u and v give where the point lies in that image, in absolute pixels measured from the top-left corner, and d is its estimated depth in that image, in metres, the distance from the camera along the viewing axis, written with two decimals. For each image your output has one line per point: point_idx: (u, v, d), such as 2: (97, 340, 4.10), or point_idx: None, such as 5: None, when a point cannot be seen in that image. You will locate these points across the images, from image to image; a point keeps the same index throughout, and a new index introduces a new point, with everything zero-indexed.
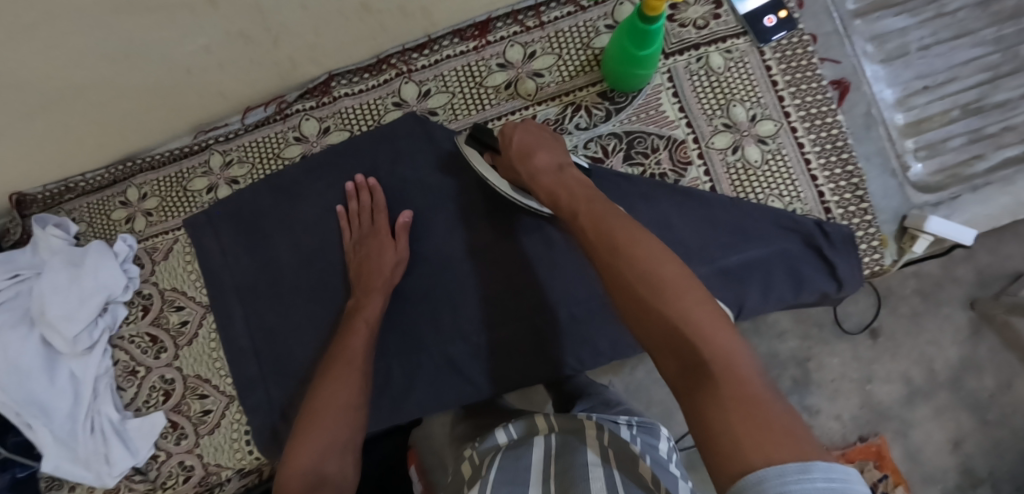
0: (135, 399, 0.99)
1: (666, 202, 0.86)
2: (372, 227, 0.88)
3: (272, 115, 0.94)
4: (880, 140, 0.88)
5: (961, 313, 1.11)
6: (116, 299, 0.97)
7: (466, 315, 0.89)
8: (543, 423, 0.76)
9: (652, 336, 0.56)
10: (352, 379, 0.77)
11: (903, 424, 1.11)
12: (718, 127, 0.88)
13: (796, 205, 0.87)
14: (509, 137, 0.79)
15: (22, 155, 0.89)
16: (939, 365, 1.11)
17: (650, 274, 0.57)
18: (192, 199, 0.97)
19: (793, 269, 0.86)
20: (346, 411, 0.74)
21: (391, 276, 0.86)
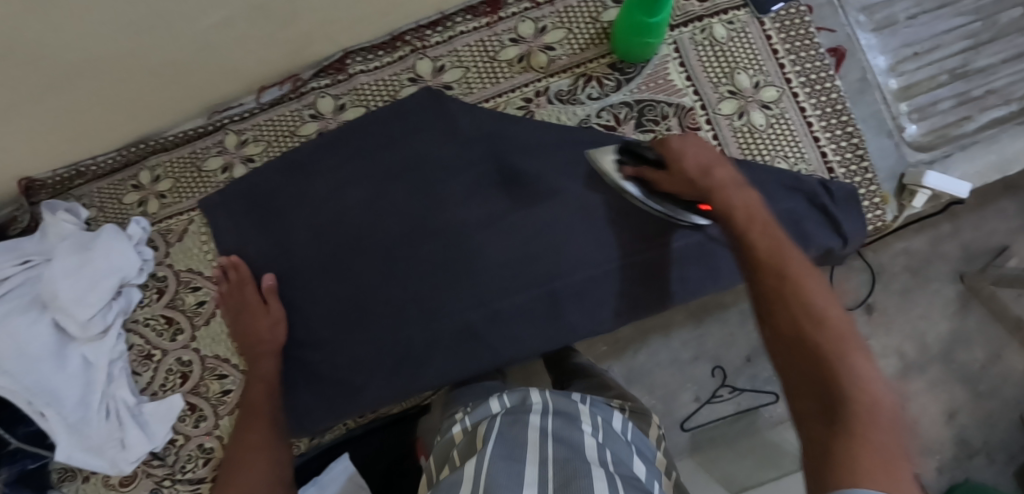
0: (151, 383, 0.98)
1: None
2: (245, 300, 0.92)
3: (287, 93, 0.95)
4: (875, 103, 0.92)
5: (950, 287, 1.19)
6: (130, 282, 0.96)
7: (485, 285, 0.90)
8: (536, 399, 0.79)
9: (800, 362, 0.59)
10: (261, 431, 0.87)
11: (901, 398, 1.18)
12: (724, 94, 0.91)
13: (800, 166, 0.91)
14: (679, 152, 0.75)
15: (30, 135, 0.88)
16: (930, 339, 1.19)
17: (821, 311, 0.60)
18: (207, 179, 0.97)
19: (799, 225, 0.89)
20: (269, 445, 0.86)
21: (274, 340, 0.90)
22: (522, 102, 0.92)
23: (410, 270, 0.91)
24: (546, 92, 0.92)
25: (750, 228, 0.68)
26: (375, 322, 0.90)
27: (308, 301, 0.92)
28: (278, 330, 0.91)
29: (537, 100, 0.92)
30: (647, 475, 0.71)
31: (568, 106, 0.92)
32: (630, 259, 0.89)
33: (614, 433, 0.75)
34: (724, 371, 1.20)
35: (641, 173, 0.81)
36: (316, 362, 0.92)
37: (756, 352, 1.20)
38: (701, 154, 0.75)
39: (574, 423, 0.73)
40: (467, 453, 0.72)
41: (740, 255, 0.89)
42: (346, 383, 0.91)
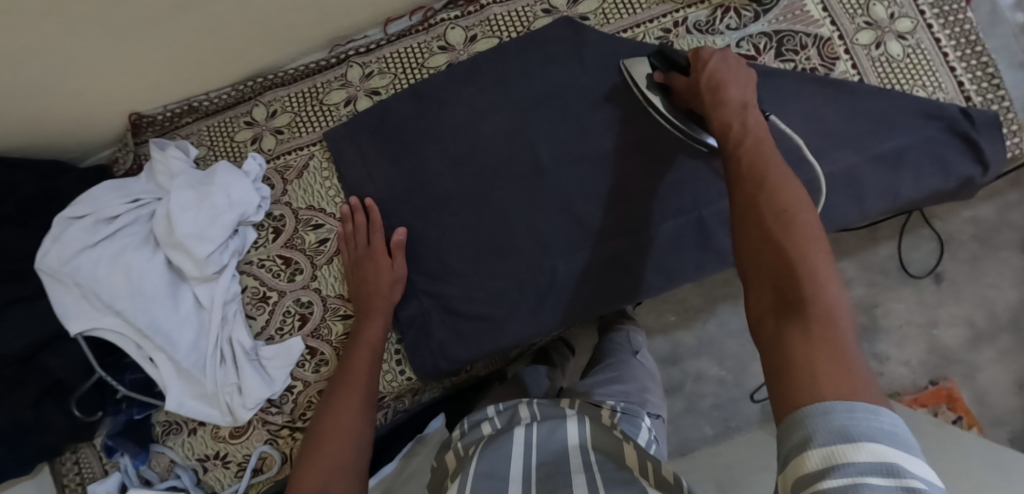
0: (266, 327, 0.92)
1: (819, 96, 0.89)
2: (367, 249, 0.88)
3: (416, 25, 0.94)
4: (1005, 36, 0.94)
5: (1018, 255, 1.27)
6: (248, 219, 0.91)
7: (631, 212, 0.87)
8: (525, 413, 0.81)
9: (760, 262, 0.55)
10: (357, 403, 0.79)
11: (969, 368, 1.26)
12: (861, 25, 0.91)
13: (938, 95, 0.91)
14: (701, 58, 0.74)
15: (160, 57, 0.84)
16: (1000, 307, 1.27)
17: (790, 215, 0.55)
18: (328, 113, 0.94)
19: (940, 156, 0.89)
20: (353, 429, 0.77)
21: (392, 297, 0.87)
22: (661, 33, 0.91)
23: (554, 196, 0.88)
24: (684, 23, 0.91)
25: (746, 138, 0.63)
26: (514, 254, 0.88)
27: (446, 235, 0.89)
28: (393, 289, 0.87)
29: (676, 31, 0.91)
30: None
31: (707, 36, 0.90)
32: None
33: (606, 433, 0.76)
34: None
35: (670, 79, 0.80)
36: (450, 297, 0.89)
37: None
38: (726, 76, 0.71)
39: (560, 430, 0.74)
40: (456, 474, 0.73)
41: (885, 181, 0.89)
42: (485, 318, 0.88)
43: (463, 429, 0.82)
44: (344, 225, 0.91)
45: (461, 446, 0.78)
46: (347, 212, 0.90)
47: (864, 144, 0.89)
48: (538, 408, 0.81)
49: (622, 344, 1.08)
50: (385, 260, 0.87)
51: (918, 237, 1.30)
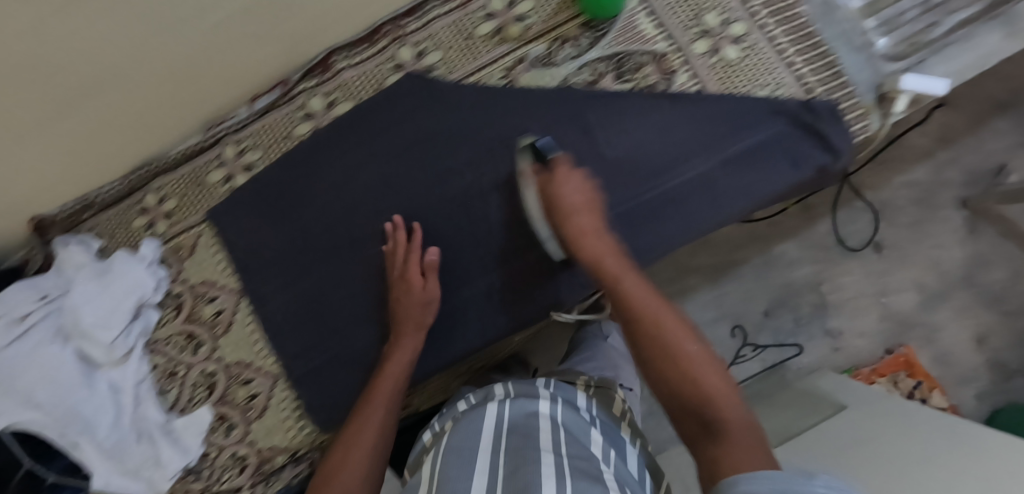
0: (178, 399, 0.98)
1: (665, 109, 0.92)
2: (405, 267, 0.90)
3: (279, 99, 0.99)
4: (842, 24, 0.95)
5: None
6: (148, 301, 0.98)
7: (498, 246, 0.93)
8: (499, 391, 0.87)
9: (666, 393, 0.63)
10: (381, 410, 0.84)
11: (929, 331, 1.52)
12: (695, 35, 0.94)
13: (780, 91, 0.93)
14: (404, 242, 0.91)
15: (45, 174, 0.91)
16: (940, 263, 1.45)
17: (687, 353, 0.64)
18: (211, 192, 1.00)
19: (789, 150, 0.92)
20: (375, 437, 0.81)
21: (424, 320, 0.89)
22: (503, 72, 0.95)
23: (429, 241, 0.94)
24: (525, 59, 0.95)
25: (619, 275, 0.74)
26: (397, 301, 0.95)
27: (333, 292, 0.95)
28: (424, 302, 0.89)
29: (518, 68, 0.95)
30: (604, 445, 0.77)
31: (548, 69, 0.95)
32: (635, 204, 0.92)
33: (574, 412, 0.82)
34: (745, 330, 1.54)
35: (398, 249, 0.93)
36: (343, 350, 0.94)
37: (775, 305, 1.55)
38: (578, 194, 0.82)
39: (529, 410, 0.79)
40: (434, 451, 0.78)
41: (741, 183, 0.91)
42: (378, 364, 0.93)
43: (443, 413, 0.89)
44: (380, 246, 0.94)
45: (438, 427, 0.86)
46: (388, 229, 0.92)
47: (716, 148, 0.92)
48: (513, 387, 0.87)
49: (596, 331, 1.16)
50: (416, 266, 0.89)
51: (852, 211, 1.53)
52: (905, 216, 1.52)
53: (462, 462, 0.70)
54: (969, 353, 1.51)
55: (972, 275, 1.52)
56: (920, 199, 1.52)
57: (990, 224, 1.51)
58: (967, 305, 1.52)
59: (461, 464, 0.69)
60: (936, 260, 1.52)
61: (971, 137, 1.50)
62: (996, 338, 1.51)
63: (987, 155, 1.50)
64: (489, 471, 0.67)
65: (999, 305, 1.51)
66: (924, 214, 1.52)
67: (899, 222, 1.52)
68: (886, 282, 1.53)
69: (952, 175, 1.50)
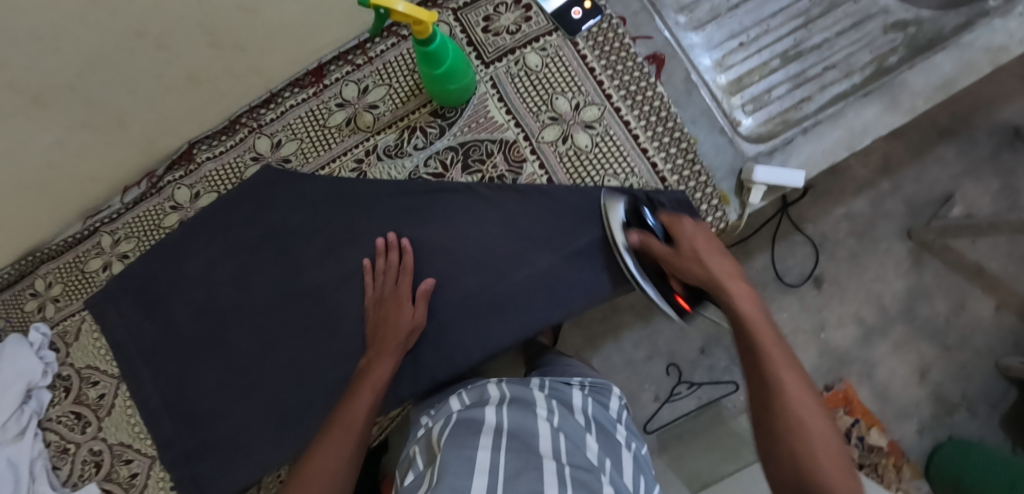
0: (70, 475, 1.04)
1: (509, 203, 0.90)
2: (396, 291, 0.88)
3: (147, 190, 1.02)
4: (702, 103, 0.91)
5: (899, 245, 1.23)
6: (37, 385, 1.03)
7: (344, 344, 0.93)
8: (493, 392, 0.84)
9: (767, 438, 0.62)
10: (348, 445, 0.77)
11: (866, 365, 1.23)
12: (546, 121, 0.92)
13: (632, 180, 0.90)
14: (389, 260, 0.89)
15: None
16: (888, 299, 1.23)
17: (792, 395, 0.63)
18: (91, 279, 1.04)
19: None
20: (341, 470, 0.75)
21: (406, 343, 0.86)
22: (354, 164, 0.95)
23: (284, 336, 0.95)
24: (375, 150, 0.95)
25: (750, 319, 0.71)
26: (256, 391, 0.96)
27: (198, 383, 0.98)
28: (405, 330, 0.86)
29: (368, 160, 0.95)
30: (598, 453, 0.76)
31: (397, 160, 0.94)
32: (479, 299, 0.89)
33: (570, 414, 0.81)
34: (679, 368, 1.28)
35: (372, 276, 0.91)
36: (209, 438, 0.98)
37: (709, 342, 1.28)
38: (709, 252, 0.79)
39: (530, 412, 0.78)
40: (430, 451, 0.77)
41: (585, 279, 0.88)
42: (238, 452, 0.96)
43: (431, 410, 0.87)
44: (374, 263, 0.91)
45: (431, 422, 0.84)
46: (381, 245, 0.90)
47: (563, 242, 0.88)
48: (509, 388, 0.84)
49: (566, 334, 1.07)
50: (403, 294, 0.87)
51: (790, 244, 1.26)
52: (843, 249, 1.25)
53: (461, 462, 0.69)
54: (908, 387, 1.22)
55: (912, 308, 1.23)
56: (858, 232, 1.25)
57: (932, 256, 1.23)
58: (906, 340, 1.23)
59: (462, 468, 0.68)
60: (875, 295, 1.24)
61: (912, 166, 1.25)
62: (937, 370, 1.22)
63: (929, 185, 1.24)
64: (489, 471, 0.68)
65: (939, 338, 1.22)
66: (862, 247, 1.25)
67: (836, 256, 1.25)
68: (822, 315, 1.25)
69: (892, 206, 1.24)
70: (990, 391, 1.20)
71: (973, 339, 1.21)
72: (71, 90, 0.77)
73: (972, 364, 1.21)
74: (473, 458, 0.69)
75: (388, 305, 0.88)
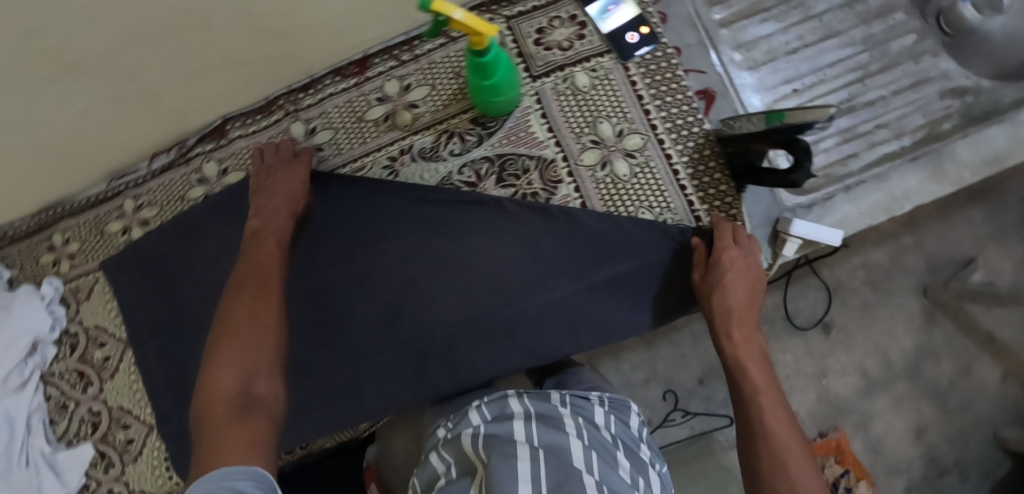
0: (66, 431, 1.05)
1: (535, 225, 0.88)
2: (274, 172, 0.89)
3: (176, 159, 1.01)
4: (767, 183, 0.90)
5: (914, 301, 1.21)
6: (44, 339, 1.03)
7: (350, 344, 0.92)
8: (515, 406, 0.81)
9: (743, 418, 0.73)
10: (267, 297, 0.75)
11: (862, 416, 1.21)
12: (586, 144, 0.90)
13: (666, 216, 0.88)
14: (282, 160, 0.91)
15: None
16: (894, 355, 1.21)
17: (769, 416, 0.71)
18: (109, 241, 1.03)
19: (666, 281, 0.86)
20: (274, 307, 0.75)
21: (293, 208, 0.88)
22: (388, 161, 0.93)
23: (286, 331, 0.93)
24: (410, 150, 0.93)
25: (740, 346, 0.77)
26: None
27: (196, 362, 0.97)
28: (298, 192, 0.89)
29: (402, 158, 0.93)
30: (631, 472, 0.75)
31: (431, 163, 0.92)
32: (496, 315, 0.88)
33: (598, 432, 0.78)
34: (676, 395, 1.27)
35: (261, 155, 0.91)
36: None
37: (707, 373, 1.27)
38: (742, 288, 0.79)
39: (559, 428, 0.76)
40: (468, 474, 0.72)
41: (602, 312, 0.87)
42: None
43: (451, 421, 0.83)
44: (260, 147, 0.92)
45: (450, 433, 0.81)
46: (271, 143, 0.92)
47: (585, 271, 0.87)
48: (532, 403, 0.81)
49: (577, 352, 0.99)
50: (296, 167, 0.91)
51: (804, 286, 1.23)
52: (856, 297, 1.23)
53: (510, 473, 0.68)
54: (902, 444, 1.20)
55: (917, 366, 1.21)
56: (874, 283, 1.23)
57: (945, 317, 1.21)
58: (907, 396, 1.21)
59: None
60: (881, 348, 1.22)
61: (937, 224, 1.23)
62: (934, 432, 1.19)
63: (952, 246, 1.22)
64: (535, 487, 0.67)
65: (940, 400, 1.20)
66: (875, 297, 1.23)
67: (849, 303, 1.23)
68: (826, 362, 1.22)
69: (912, 261, 1.22)
70: (984, 459, 1.18)
71: (974, 405, 1.19)
72: (108, 64, 0.78)
73: (971, 430, 1.19)
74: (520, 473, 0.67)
75: (272, 176, 0.88)
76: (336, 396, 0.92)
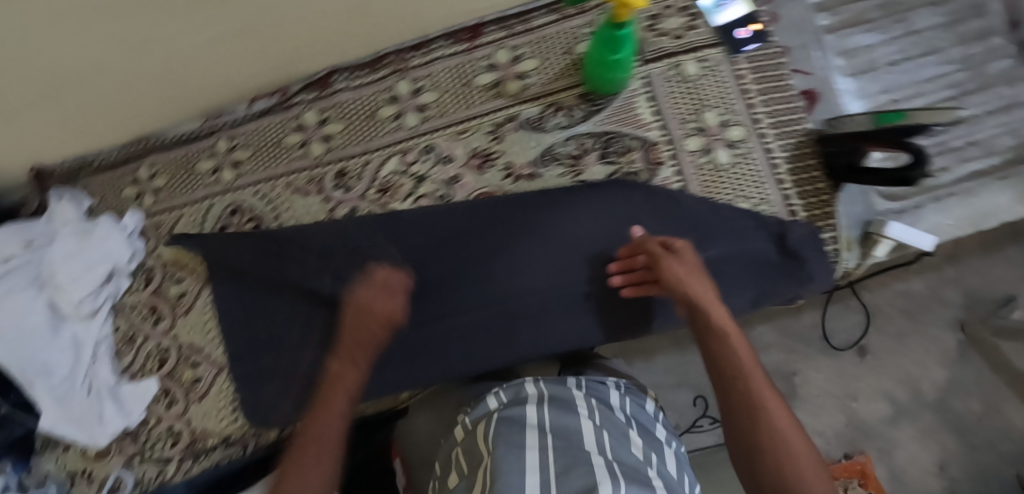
0: (131, 364, 1.05)
1: (639, 201, 0.91)
2: (371, 304, 0.80)
3: (276, 104, 1.01)
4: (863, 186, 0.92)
5: (951, 335, 1.23)
6: (121, 269, 1.03)
7: (436, 302, 0.92)
8: (531, 390, 0.80)
9: (733, 414, 0.69)
10: (340, 407, 0.76)
11: (886, 443, 1.24)
12: (691, 130, 0.93)
13: (762, 207, 0.91)
14: (370, 290, 0.81)
15: (60, 133, 0.99)
16: (924, 386, 1.23)
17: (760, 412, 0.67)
18: (198, 180, 1.04)
19: (760, 268, 0.89)
20: (345, 413, 0.76)
21: (393, 312, 0.81)
22: (492, 127, 0.95)
23: (372, 283, 0.93)
24: (515, 119, 0.94)
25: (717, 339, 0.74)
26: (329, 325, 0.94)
27: (275, 307, 0.97)
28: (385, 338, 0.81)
29: (506, 126, 0.95)
30: (643, 448, 0.73)
31: (535, 133, 0.94)
32: (590, 286, 0.90)
33: (611, 413, 0.77)
34: (706, 401, 1.28)
35: (355, 292, 0.82)
36: (282, 366, 0.97)
37: None
38: (703, 278, 0.78)
39: (570, 410, 0.75)
40: (474, 463, 0.72)
41: None
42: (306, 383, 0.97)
43: (469, 400, 0.84)
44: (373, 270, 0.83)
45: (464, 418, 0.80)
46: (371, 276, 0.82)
47: None
48: (545, 388, 0.80)
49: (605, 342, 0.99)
50: (387, 297, 0.81)
51: (843, 307, 1.26)
52: (892, 325, 1.25)
53: (513, 458, 0.68)
54: (923, 475, 1.22)
55: (946, 400, 1.23)
56: (911, 312, 1.25)
57: (978, 355, 1.22)
58: (933, 428, 1.23)
59: (512, 481, 0.65)
60: (912, 378, 1.24)
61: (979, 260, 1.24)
62: (956, 467, 1.21)
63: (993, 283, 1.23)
64: (539, 470, 0.67)
65: (965, 435, 1.22)
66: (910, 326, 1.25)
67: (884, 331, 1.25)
68: (856, 385, 1.25)
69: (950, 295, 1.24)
70: None
71: (998, 444, 1.20)
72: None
73: (993, 469, 1.20)
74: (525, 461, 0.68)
75: (351, 319, 0.80)
76: (419, 352, 0.93)
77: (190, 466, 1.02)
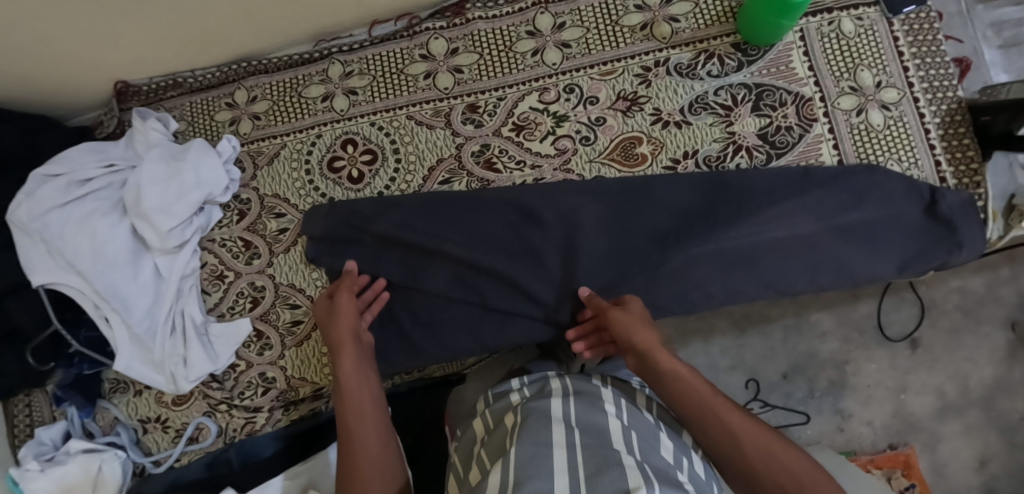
0: (220, 304, 0.95)
1: (798, 168, 0.86)
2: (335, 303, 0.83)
3: (401, 30, 0.96)
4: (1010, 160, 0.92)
5: (1001, 334, 1.09)
6: (214, 199, 0.93)
7: (566, 257, 0.85)
8: (557, 385, 0.73)
9: (732, 471, 0.63)
10: (373, 403, 0.74)
11: (932, 437, 1.09)
12: (845, 89, 0.90)
13: (912, 172, 0.88)
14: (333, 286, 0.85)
15: (152, 46, 0.89)
16: (973, 383, 1.09)
17: (759, 456, 0.61)
18: (306, 106, 0.95)
19: (909, 235, 0.85)
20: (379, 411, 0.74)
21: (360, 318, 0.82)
22: (640, 69, 0.91)
23: (494, 234, 0.86)
24: (665, 63, 0.90)
25: (685, 392, 0.67)
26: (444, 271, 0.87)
27: (382, 252, 0.89)
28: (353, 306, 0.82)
29: (655, 70, 0.90)
30: (675, 453, 0.64)
31: (686, 79, 0.90)
32: (733, 243, 0.83)
33: (640, 413, 0.68)
34: (758, 384, 1.12)
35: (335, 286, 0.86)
36: (397, 307, 0.88)
37: (793, 370, 1.12)
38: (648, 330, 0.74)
39: (598, 407, 0.66)
40: (494, 455, 0.63)
41: (847, 255, 0.84)
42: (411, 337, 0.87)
43: (491, 400, 0.76)
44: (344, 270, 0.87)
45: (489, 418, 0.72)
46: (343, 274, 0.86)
47: (832, 213, 0.84)
48: (571, 383, 0.73)
49: None
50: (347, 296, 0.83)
51: (898, 299, 1.12)
52: (945, 320, 1.11)
53: (538, 454, 0.57)
54: (965, 473, 1.07)
55: (992, 398, 1.08)
56: (968, 310, 1.11)
57: None
58: (978, 425, 1.08)
59: (540, 468, 0.55)
60: (962, 374, 1.09)
61: None
62: (998, 464, 1.06)
63: None
64: (567, 468, 0.56)
65: (1009, 433, 1.07)
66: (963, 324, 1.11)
67: (939, 326, 1.11)
68: (907, 378, 1.10)
69: (1007, 295, 1.10)
70: None
71: None
72: None
73: None
74: (549, 455, 0.56)
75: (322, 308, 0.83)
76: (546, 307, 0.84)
77: (282, 416, 0.94)
